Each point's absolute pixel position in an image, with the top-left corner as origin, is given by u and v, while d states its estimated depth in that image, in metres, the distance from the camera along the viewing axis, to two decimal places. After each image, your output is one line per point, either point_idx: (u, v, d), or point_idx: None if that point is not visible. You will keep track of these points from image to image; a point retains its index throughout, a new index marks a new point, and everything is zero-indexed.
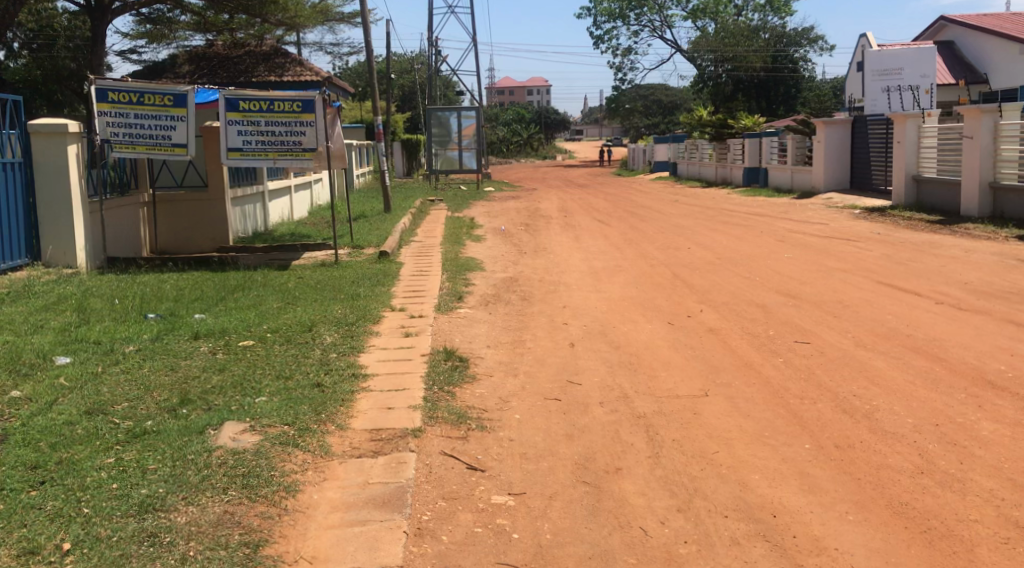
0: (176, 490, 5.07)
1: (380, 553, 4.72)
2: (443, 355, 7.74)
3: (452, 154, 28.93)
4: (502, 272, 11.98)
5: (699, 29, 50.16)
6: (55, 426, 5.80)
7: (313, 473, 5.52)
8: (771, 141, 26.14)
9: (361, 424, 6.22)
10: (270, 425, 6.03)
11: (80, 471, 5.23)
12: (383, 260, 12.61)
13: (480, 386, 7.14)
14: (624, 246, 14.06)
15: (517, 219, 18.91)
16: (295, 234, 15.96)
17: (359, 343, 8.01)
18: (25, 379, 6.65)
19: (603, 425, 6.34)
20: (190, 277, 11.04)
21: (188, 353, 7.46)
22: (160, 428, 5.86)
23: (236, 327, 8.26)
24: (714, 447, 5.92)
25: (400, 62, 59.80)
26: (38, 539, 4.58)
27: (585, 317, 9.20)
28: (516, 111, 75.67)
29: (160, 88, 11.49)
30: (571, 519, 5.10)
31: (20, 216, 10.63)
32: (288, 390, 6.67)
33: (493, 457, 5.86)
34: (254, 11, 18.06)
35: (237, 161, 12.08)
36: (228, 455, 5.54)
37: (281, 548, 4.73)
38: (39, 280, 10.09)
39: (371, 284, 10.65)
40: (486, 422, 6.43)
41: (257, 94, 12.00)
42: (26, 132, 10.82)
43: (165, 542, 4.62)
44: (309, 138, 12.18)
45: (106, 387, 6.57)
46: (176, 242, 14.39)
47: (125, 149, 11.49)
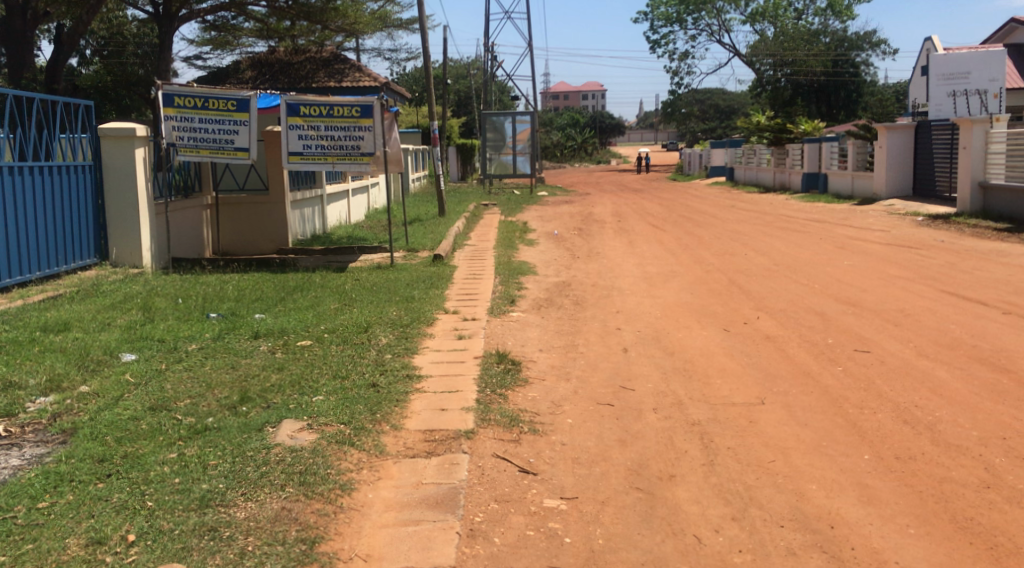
0: (236, 486, 5.20)
1: (433, 553, 4.80)
2: (496, 358, 7.78)
3: (507, 159, 29.01)
4: (556, 276, 11.98)
5: (758, 33, 49.25)
6: (120, 420, 5.99)
7: (369, 472, 5.60)
8: (832, 146, 25.79)
9: (415, 424, 6.30)
10: (326, 424, 6.13)
11: (145, 465, 5.38)
12: (436, 263, 12.72)
13: (532, 390, 7.17)
14: (680, 252, 13.94)
15: (570, 223, 18.92)
16: (352, 237, 16.18)
17: (413, 345, 8.10)
18: (93, 374, 6.86)
19: (657, 431, 6.32)
20: (251, 278, 11.25)
21: (248, 352, 7.62)
22: (221, 424, 6.00)
23: (294, 327, 8.41)
24: (771, 455, 5.88)
25: (456, 68, 60.11)
26: (105, 529, 4.72)
27: (639, 323, 9.18)
28: (571, 116, 75.59)
29: (224, 93, 11.71)
30: (623, 525, 5.11)
31: (89, 216, 10.96)
32: (344, 390, 6.78)
33: (546, 461, 5.89)
34: (315, 17, 18.23)
35: (297, 165, 12.28)
36: (285, 453, 5.65)
37: (337, 545, 4.83)
38: (107, 279, 10.36)
39: (426, 287, 10.74)
40: (538, 425, 6.45)
41: (318, 99, 12.19)
42: (97, 136, 11.13)
43: (225, 536, 4.74)
44: (367, 142, 12.33)
45: (170, 383, 6.75)
46: (237, 244, 14.69)
47: (190, 153, 11.79)
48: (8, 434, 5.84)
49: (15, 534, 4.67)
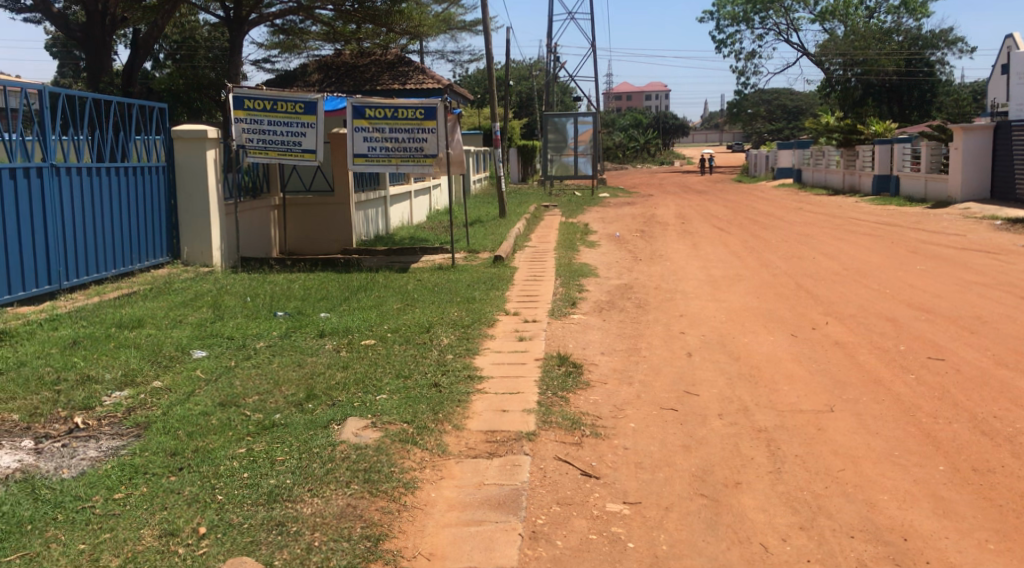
0: (302, 482, 5.29)
1: (496, 554, 4.82)
2: (557, 360, 7.78)
3: (568, 160, 29.01)
4: (618, 279, 11.94)
5: (828, 32, 48.39)
6: (192, 415, 6.13)
7: (431, 471, 5.66)
8: (904, 148, 25.27)
9: (477, 425, 6.34)
10: (390, 422, 6.21)
11: (215, 460, 5.51)
12: (498, 264, 12.77)
13: (594, 393, 7.15)
14: (745, 255, 13.78)
15: (633, 225, 18.84)
16: (414, 238, 16.33)
17: (475, 346, 8.15)
18: (165, 370, 7.04)
19: (722, 438, 6.26)
20: (316, 277, 11.43)
21: (314, 350, 7.74)
22: (288, 421, 6.11)
23: (358, 326, 8.52)
24: (841, 464, 5.79)
25: (519, 69, 60.26)
26: (178, 521, 4.84)
27: (703, 327, 9.10)
28: (634, 116, 75.20)
29: (292, 96, 11.91)
30: (688, 532, 5.07)
31: (162, 216, 11.25)
32: (407, 389, 6.85)
33: (608, 465, 5.88)
34: (380, 20, 18.42)
35: (362, 167, 12.49)
36: (350, 450, 5.73)
37: (401, 543, 4.88)
38: (178, 277, 10.62)
39: (487, 288, 10.80)
40: (600, 429, 6.44)
41: (382, 102, 12.32)
42: (170, 138, 11.41)
43: (292, 531, 4.82)
44: (430, 144, 12.44)
45: (239, 380, 6.89)
46: (303, 244, 14.94)
47: (259, 155, 12.00)
48: (85, 427, 6.03)
49: (92, 524, 4.82)
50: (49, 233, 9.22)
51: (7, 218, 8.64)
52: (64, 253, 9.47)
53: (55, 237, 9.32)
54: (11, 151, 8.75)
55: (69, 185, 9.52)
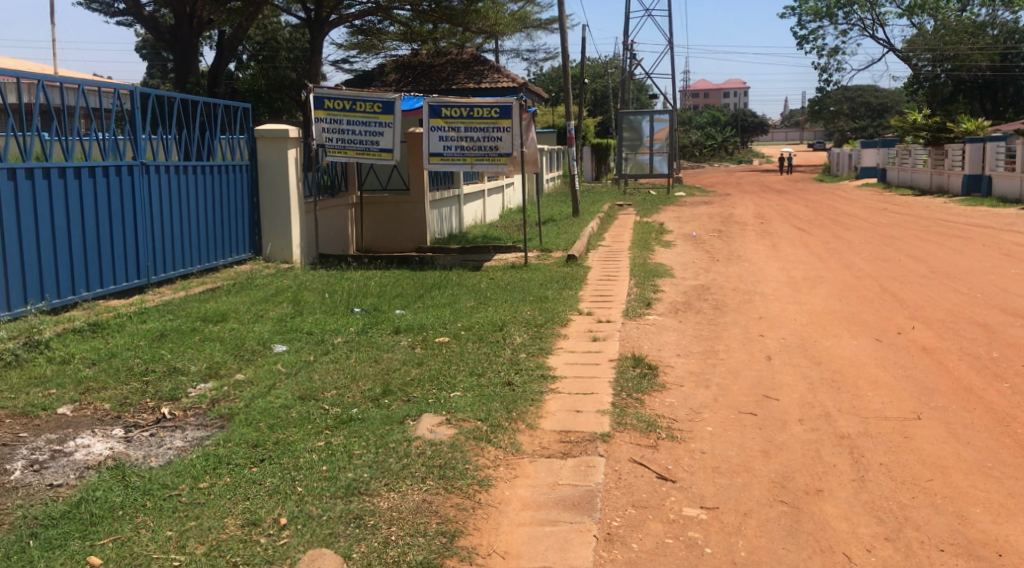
0: (379, 476, 5.35)
1: (571, 555, 4.82)
2: (632, 361, 7.73)
3: (643, 158, 28.81)
4: (694, 279, 11.81)
5: (916, 26, 47.04)
6: (272, 408, 6.26)
7: (505, 470, 5.67)
8: (997, 147, 24.48)
9: (551, 424, 6.34)
10: (464, 420, 6.24)
11: (294, 452, 5.61)
12: (572, 263, 12.75)
13: (671, 395, 7.09)
14: (827, 256, 13.50)
15: (710, 225, 18.61)
16: (488, 236, 16.41)
17: (548, 345, 8.15)
18: (247, 363, 7.20)
19: (803, 443, 6.15)
20: (391, 275, 11.55)
21: (390, 346, 7.83)
22: (365, 416, 6.19)
23: (433, 323, 8.59)
24: (929, 474, 5.63)
25: (594, 67, 60.06)
26: (259, 511, 4.95)
27: (783, 330, 8.95)
28: (711, 114, 74.28)
29: (370, 95, 12.04)
30: (767, 538, 5.00)
31: (244, 213, 11.50)
32: (481, 387, 6.88)
33: (685, 469, 5.82)
34: (457, 20, 18.54)
35: (437, 166, 12.54)
36: (426, 446, 5.77)
37: (476, 540, 4.90)
38: (259, 273, 10.84)
39: (560, 287, 10.79)
40: (676, 432, 6.38)
41: (458, 101, 12.40)
42: (253, 137, 11.66)
43: (370, 525, 4.88)
44: (505, 143, 12.47)
45: (318, 374, 7.01)
46: (378, 241, 15.14)
47: (337, 154, 12.22)
48: (172, 417, 6.20)
49: (179, 511, 4.96)
50: (139, 229, 9.50)
51: (99, 215, 8.93)
52: (152, 249, 9.75)
53: (144, 233, 9.59)
54: (104, 149, 9.03)
55: (157, 182, 9.80)
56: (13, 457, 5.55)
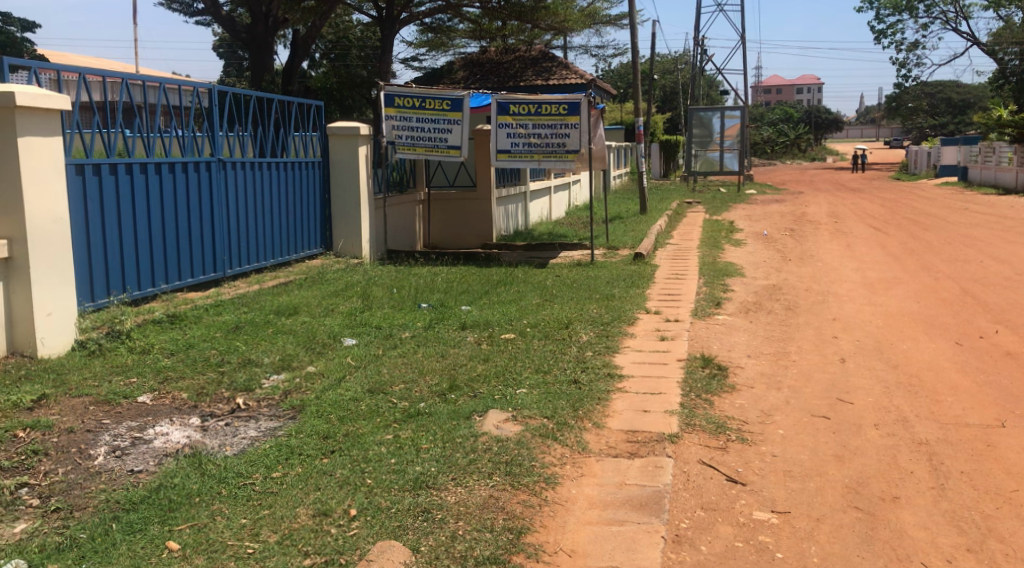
0: (446, 470, 5.37)
1: (638, 555, 4.79)
2: (701, 362, 7.64)
3: (714, 155, 28.47)
4: (765, 279, 11.62)
5: (1002, 20, 45.52)
6: (342, 400, 6.34)
7: (572, 468, 5.65)
8: None
9: (618, 423, 6.29)
10: (530, 416, 6.23)
11: (364, 444, 5.67)
12: (639, 261, 12.66)
13: (740, 397, 6.98)
14: (904, 257, 13.17)
15: (782, 224, 18.29)
16: (554, 233, 16.39)
17: (615, 343, 8.10)
18: (319, 356, 7.30)
19: (879, 449, 6.01)
20: (458, 271, 11.60)
21: (456, 342, 7.86)
22: (432, 410, 6.22)
23: (499, 320, 8.60)
24: (1012, 485, 5.45)
25: (664, 63, 59.52)
26: (330, 502, 5.01)
27: (857, 332, 8.75)
28: (784, 111, 73.01)
29: (439, 93, 12.11)
30: (841, 545, 4.90)
31: (316, 209, 11.67)
32: (547, 385, 6.87)
33: (755, 472, 5.72)
34: (526, 17, 18.53)
35: (505, 162, 12.65)
36: (492, 442, 5.77)
37: (543, 537, 4.89)
38: (330, 268, 10.99)
39: (627, 285, 10.71)
40: (746, 434, 6.28)
41: (526, 98, 12.39)
42: (325, 134, 11.82)
43: (437, 518, 4.91)
44: (573, 140, 12.38)
45: (386, 368, 7.08)
46: (446, 238, 15.23)
47: (407, 151, 12.31)
48: (246, 407, 6.31)
49: (254, 500, 5.05)
50: (215, 224, 9.70)
51: (178, 209, 9.14)
52: (228, 243, 9.94)
53: (221, 227, 9.80)
54: (183, 146, 9.24)
55: (233, 178, 9.99)
56: (96, 442, 5.71)
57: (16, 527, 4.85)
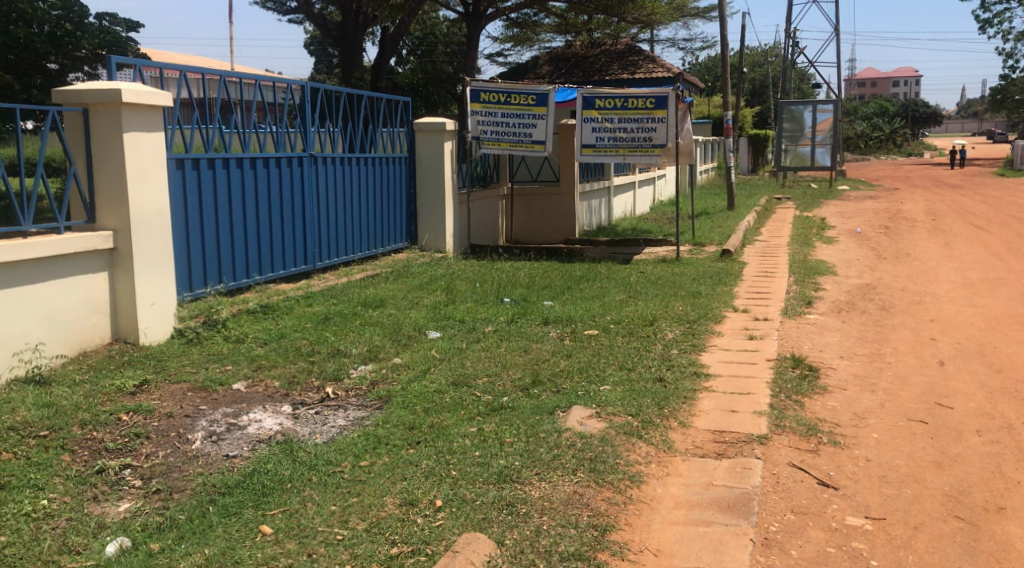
0: (531, 465, 5.35)
1: (726, 557, 4.70)
2: (791, 362, 7.46)
3: (804, 150, 27.74)
4: (858, 278, 11.30)
5: None
6: (427, 392, 6.38)
7: (657, 467, 5.57)
8: None
9: (704, 423, 6.18)
10: (615, 414, 6.17)
11: (449, 436, 5.69)
12: (726, 258, 12.45)
13: (832, 399, 6.79)
14: (1007, 256, 12.65)
15: (876, 221, 17.76)
16: (638, 229, 16.24)
17: (701, 342, 7.96)
18: (404, 348, 7.36)
19: (981, 456, 5.78)
20: (541, 266, 11.59)
21: (540, 337, 7.83)
22: (516, 404, 6.21)
23: (582, 316, 8.54)
24: None
25: (753, 56, 58.44)
26: (416, 492, 5.04)
27: (957, 334, 8.44)
28: (879, 104, 70.94)
29: (524, 88, 12.06)
30: (941, 555, 4.75)
31: (402, 204, 11.79)
32: (632, 382, 6.79)
33: (848, 476, 5.56)
34: (613, 10, 18.39)
35: (589, 157, 12.58)
36: (576, 438, 5.73)
37: (628, 535, 4.83)
38: (415, 262, 11.08)
39: (714, 283, 10.54)
40: (839, 437, 6.10)
41: (612, 92, 12.28)
42: (412, 130, 11.93)
43: (522, 513, 4.89)
44: (659, 134, 12.21)
45: (470, 361, 7.09)
46: (528, 233, 15.23)
47: (492, 146, 12.36)
48: (335, 396, 6.40)
49: (343, 487, 5.11)
50: (306, 217, 9.87)
51: (272, 203, 9.32)
52: (318, 236, 10.11)
53: (312, 221, 9.97)
54: (277, 141, 9.42)
55: (324, 173, 10.15)
56: (194, 427, 5.85)
57: (120, 506, 5.02)
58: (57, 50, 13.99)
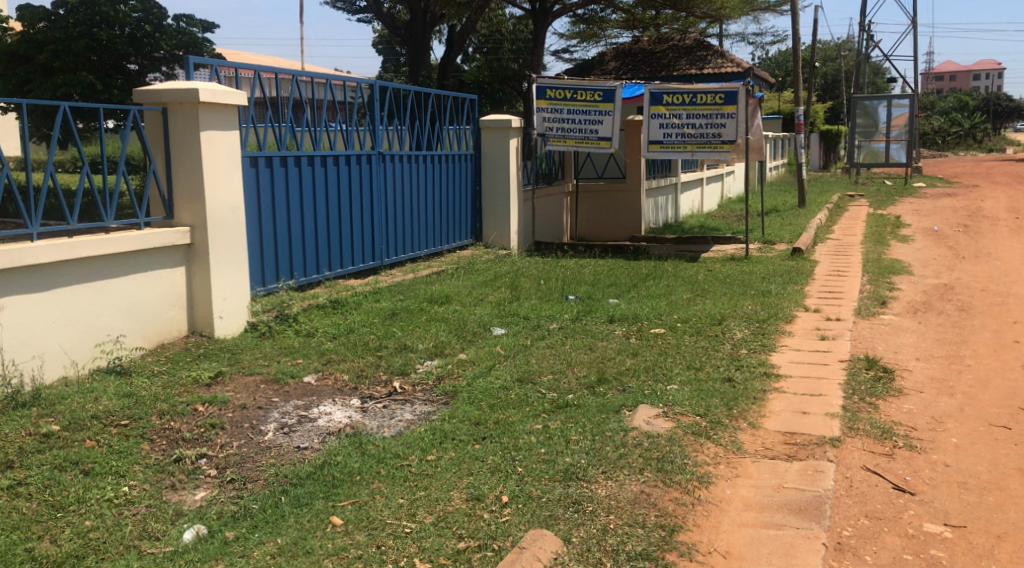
0: (597, 463, 5.31)
1: (798, 561, 4.59)
2: (865, 363, 7.27)
3: (878, 146, 27.11)
4: (936, 277, 10.99)
5: None
6: (492, 388, 6.37)
7: (726, 468, 5.47)
8: None
9: (775, 425, 6.05)
10: (682, 414, 6.08)
11: (514, 433, 5.67)
12: (797, 257, 12.21)
13: (908, 401, 6.60)
14: None
15: (954, 219, 17.25)
16: (706, 226, 16.03)
17: (771, 342, 7.81)
18: (469, 344, 7.36)
19: None
20: (606, 263, 11.51)
21: (605, 335, 7.76)
22: (581, 402, 6.17)
23: (648, 314, 8.45)
24: None
25: (826, 50, 57.27)
26: (482, 487, 5.03)
27: None
28: (958, 98, 68.94)
29: (591, 84, 11.99)
30: None
31: (468, 201, 11.81)
32: (700, 381, 6.69)
33: (925, 481, 5.39)
34: (682, 5, 18.18)
35: (656, 154, 12.43)
36: (643, 437, 5.66)
37: (696, 537, 4.75)
38: (480, 259, 11.09)
39: (784, 282, 10.34)
40: (915, 441, 5.93)
41: (681, 88, 12.14)
42: (478, 127, 11.95)
43: (588, 511, 4.85)
44: (729, 130, 12.03)
45: (534, 358, 7.06)
46: (593, 230, 15.15)
47: (558, 143, 12.29)
48: (402, 391, 6.43)
49: (411, 480, 5.13)
50: (374, 214, 9.95)
51: (342, 201, 9.41)
52: (386, 233, 10.19)
53: (380, 218, 10.05)
54: (346, 139, 9.51)
55: (392, 171, 10.22)
56: (266, 419, 5.93)
57: (196, 495, 5.10)
58: (137, 51, 14.34)
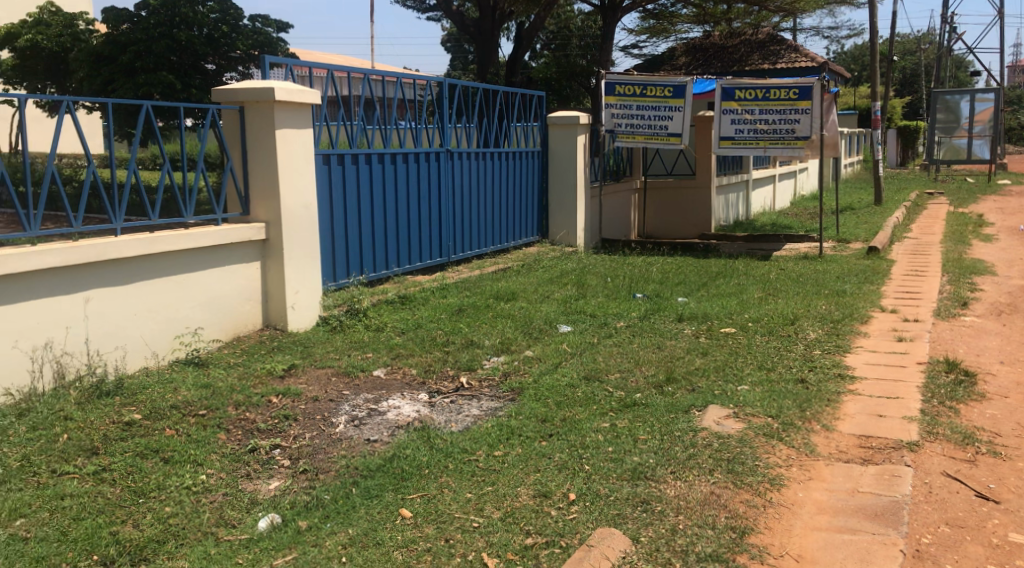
0: (665, 463, 5.23)
1: None
2: (944, 366, 7.04)
3: (960, 142, 26.42)
4: (1020, 278, 10.60)
5: None
6: (559, 385, 6.33)
7: (799, 470, 5.34)
8: None
9: (849, 428, 5.90)
10: (754, 415, 5.96)
11: (582, 431, 5.62)
12: (873, 256, 11.91)
13: (991, 407, 6.38)
14: None
15: None
16: (777, 224, 15.74)
17: (846, 343, 7.62)
18: (536, 341, 7.33)
19: None
20: (675, 261, 11.37)
21: (673, 334, 7.66)
22: (649, 401, 6.09)
23: (718, 313, 8.32)
24: None
25: (903, 44, 55.83)
26: (550, 484, 5.00)
27: None
28: None
29: (661, 80, 11.82)
30: None
31: (535, 198, 11.79)
32: (771, 382, 6.56)
33: (1010, 489, 5.20)
34: None
35: (728, 149, 12.30)
36: (713, 438, 5.56)
37: (768, 540, 4.66)
38: (547, 256, 11.05)
39: (859, 281, 10.09)
40: (999, 447, 5.72)
41: (754, 83, 11.92)
42: (546, 124, 11.90)
43: (657, 511, 4.78)
44: (803, 126, 11.74)
45: (602, 356, 7.00)
46: (661, 227, 14.98)
47: (626, 139, 12.23)
48: (469, 387, 6.43)
49: (478, 475, 5.12)
50: (442, 211, 9.99)
51: (410, 197, 9.46)
52: (453, 230, 10.23)
53: (447, 215, 10.09)
54: (415, 137, 9.56)
55: (460, 168, 10.25)
56: (337, 411, 5.99)
57: (271, 484, 5.17)
58: (213, 50, 14.64)
